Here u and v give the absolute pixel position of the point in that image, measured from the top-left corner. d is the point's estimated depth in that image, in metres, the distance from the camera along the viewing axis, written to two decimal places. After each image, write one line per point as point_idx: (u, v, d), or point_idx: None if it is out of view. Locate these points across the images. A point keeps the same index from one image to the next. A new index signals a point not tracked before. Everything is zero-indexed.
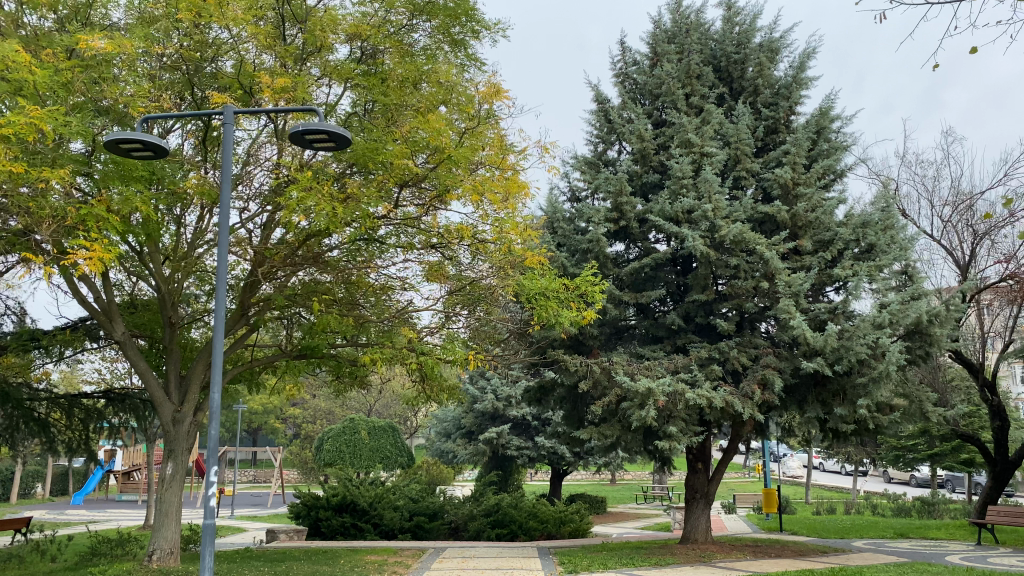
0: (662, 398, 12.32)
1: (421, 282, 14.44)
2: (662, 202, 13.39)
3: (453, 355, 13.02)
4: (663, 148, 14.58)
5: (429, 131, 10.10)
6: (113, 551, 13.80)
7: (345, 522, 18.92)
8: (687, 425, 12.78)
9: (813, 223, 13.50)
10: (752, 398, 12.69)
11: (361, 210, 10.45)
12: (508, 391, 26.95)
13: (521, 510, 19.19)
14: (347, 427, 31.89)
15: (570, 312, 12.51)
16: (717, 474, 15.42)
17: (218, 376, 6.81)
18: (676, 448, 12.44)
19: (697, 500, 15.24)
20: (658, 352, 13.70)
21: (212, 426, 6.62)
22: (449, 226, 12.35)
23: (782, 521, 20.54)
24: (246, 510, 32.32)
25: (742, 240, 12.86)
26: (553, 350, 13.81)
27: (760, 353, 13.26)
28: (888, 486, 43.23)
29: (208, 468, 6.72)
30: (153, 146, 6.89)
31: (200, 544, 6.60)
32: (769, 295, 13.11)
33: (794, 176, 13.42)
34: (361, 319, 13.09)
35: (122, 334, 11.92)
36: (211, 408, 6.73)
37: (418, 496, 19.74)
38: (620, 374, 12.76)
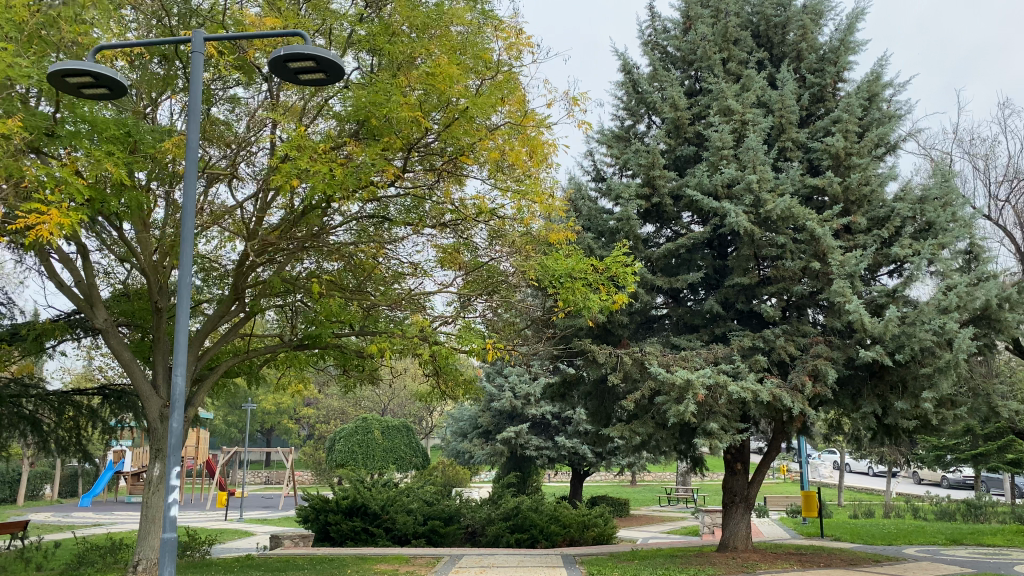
0: (703, 391, 11.05)
1: (434, 268, 13.26)
2: (700, 176, 12.13)
3: (468, 344, 11.84)
4: (698, 119, 13.32)
5: (442, 80, 8.78)
6: (102, 560, 12.69)
7: (355, 525, 17.71)
8: (730, 422, 11.50)
9: (867, 198, 12.18)
10: (802, 391, 11.39)
11: (364, 173, 9.17)
12: (527, 389, 25.84)
13: (543, 514, 17.96)
14: (359, 426, 30.65)
15: (599, 295, 11.26)
16: (758, 476, 14.10)
17: (182, 358, 5.72)
18: (718, 448, 11.16)
19: (737, 505, 13.93)
20: (695, 341, 12.45)
21: (175, 418, 5.50)
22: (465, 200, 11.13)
23: (822, 526, 19.05)
24: (256, 512, 31.29)
25: (789, 216, 11.58)
26: (579, 339, 12.59)
27: (809, 342, 11.96)
28: (921, 488, 41.65)
29: (171, 468, 5.50)
30: (107, 80, 5.74)
31: (159, 559, 5.39)
32: (820, 278, 11.82)
33: (846, 146, 12.12)
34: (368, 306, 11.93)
35: (103, 321, 10.65)
36: (174, 398, 5.59)
37: (433, 499, 18.56)
38: (655, 366, 11.52)
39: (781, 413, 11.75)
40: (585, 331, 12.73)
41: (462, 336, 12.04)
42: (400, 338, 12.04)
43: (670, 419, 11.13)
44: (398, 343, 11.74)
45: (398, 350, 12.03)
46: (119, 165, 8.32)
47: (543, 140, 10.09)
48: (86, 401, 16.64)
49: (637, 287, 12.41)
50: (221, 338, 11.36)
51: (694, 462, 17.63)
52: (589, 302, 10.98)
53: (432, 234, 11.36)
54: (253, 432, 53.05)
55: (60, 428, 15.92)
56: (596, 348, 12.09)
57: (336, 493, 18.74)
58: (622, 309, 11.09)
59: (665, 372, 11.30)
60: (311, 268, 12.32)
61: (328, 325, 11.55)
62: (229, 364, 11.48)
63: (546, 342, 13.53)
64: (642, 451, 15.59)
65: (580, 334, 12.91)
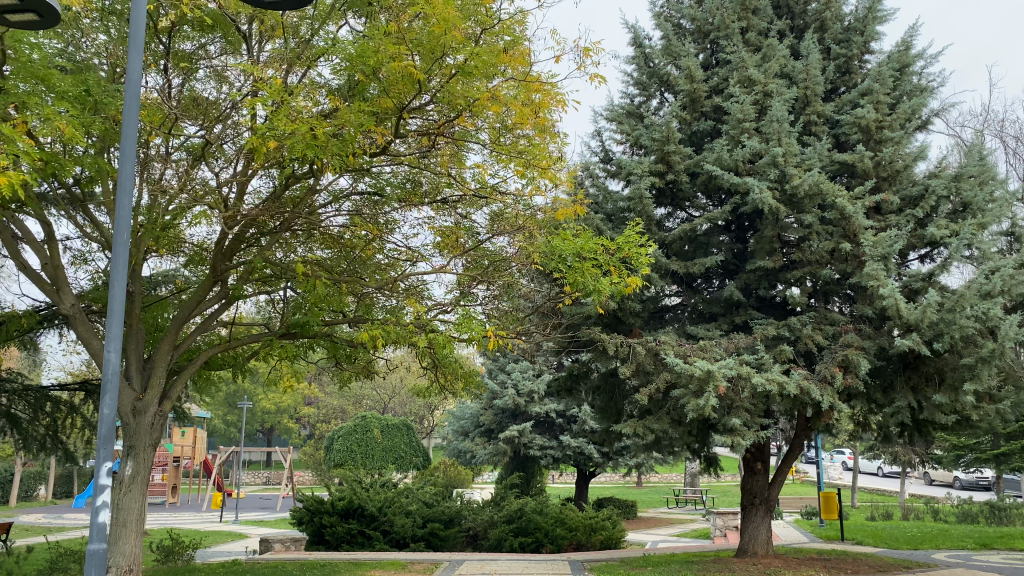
0: (725, 382, 10.15)
1: (432, 253, 12.45)
2: (718, 152, 11.24)
3: (468, 331, 10.95)
4: (715, 93, 12.43)
5: (440, 21, 7.58)
6: (75, 566, 11.78)
7: (351, 528, 16.78)
8: (753, 417, 10.60)
9: (900, 175, 11.27)
10: (832, 383, 10.48)
11: (350, 134, 8.18)
12: (531, 386, 25.00)
13: (548, 516, 17.03)
14: (358, 425, 29.57)
15: (611, 278, 10.32)
16: (779, 476, 13.18)
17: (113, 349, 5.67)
18: (741, 445, 10.24)
19: (757, 507, 13.01)
20: (713, 331, 11.54)
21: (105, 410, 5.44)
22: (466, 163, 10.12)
23: (842, 529, 18.06)
24: (252, 514, 30.40)
25: (817, 193, 10.68)
26: (587, 328, 11.70)
27: (838, 330, 11.05)
28: (934, 490, 40.69)
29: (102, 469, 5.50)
30: (38, 7, 5.08)
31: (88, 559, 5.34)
32: (850, 261, 10.91)
33: (877, 118, 11.21)
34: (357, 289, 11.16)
35: (68, 306, 9.71)
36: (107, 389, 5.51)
37: (432, 500, 17.64)
38: (671, 355, 10.62)
39: (808, 407, 10.84)
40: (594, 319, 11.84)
41: (460, 323, 11.14)
42: (393, 327, 11.17)
43: (688, 414, 10.23)
44: (390, 332, 10.93)
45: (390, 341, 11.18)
46: (73, 125, 7.51)
47: (551, 98, 9.04)
48: (68, 397, 15.79)
49: (651, 271, 11.52)
50: (199, 327, 10.35)
51: (707, 462, 16.68)
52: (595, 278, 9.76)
53: (428, 210, 10.49)
54: (252, 432, 52.20)
55: (40, 425, 15.05)
56: (606, 337, 11.18)
57: (331, 494, 17.86)
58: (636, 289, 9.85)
59: (682, 363, 10.40)
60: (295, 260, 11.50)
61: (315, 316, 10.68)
62: (208, 356, 10.53)
63: (552, 333, 12.64)
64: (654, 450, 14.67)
65: (589, 324, 12.01)
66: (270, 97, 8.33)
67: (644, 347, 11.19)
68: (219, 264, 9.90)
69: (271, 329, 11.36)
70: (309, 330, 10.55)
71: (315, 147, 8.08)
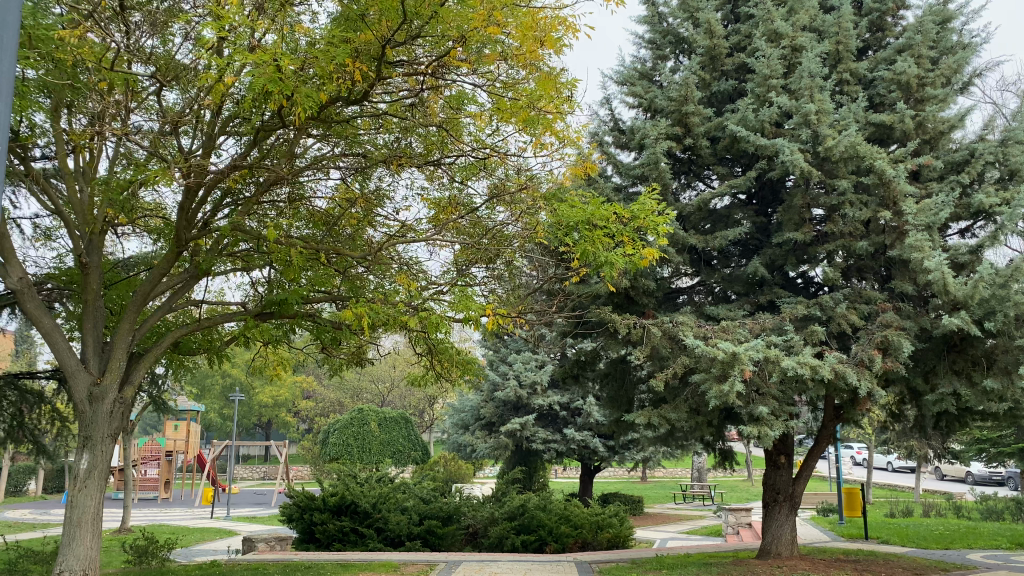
0: (751, 365, 9.07)
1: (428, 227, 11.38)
2: (743, 112, 10.16)
3: (465, 310, 9.86)
4: (737, 51, 11.36)
5: None
6: (33, 569, 10.70)
7: (343, 526, 15.71)
8: (782, 404, 9.53)
9: (945, 137, 10.16)
10: (870, 367, 9.41)
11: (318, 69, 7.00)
12: (533, 377, 23.99)
13: (552, 513, 15.94)
14: (355, 418, 28.69)
15: (625, 249, 9.08)
16: (805, 471, 12.10)
17: None
18: (769, 436, 9.17)
19: (781, 504, 11.94)
20: (736, 310, 10.47)
21: None
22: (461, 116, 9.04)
23: (864, 527, 16.99)
24: (245, 510, 29.36)
25: (853, 155, 9.60)
26: (596, 308, 10.63)
27: (875, 309, 9.98)
28: (947, 485, 39.63)
29: None
30: None
31: None
32: (889, 231, 9.83)
33: (919, 74, 10.11)
34: (339, 255, 10.25)
35: (16, 279, 8.62)
36: None
37: (430, 496, 16.58)
38: (691, 337, 9.55)
39: (843, 394, 9.77)
40: (604, 298, 10.76)
41: (456, 302, 10.05)
42: (382, 306, 10.16)
43: (710, 401, 9.15)
44: (377, 314, 9.91)
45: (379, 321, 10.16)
46: None
47: (555, 32, 7.81)
48: (39, 386, 14.76)
49: (668, 245, 10.44)
50: (164, 305, 9.26)
51: (722, 455, 15.62)
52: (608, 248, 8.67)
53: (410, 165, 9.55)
54: (249, 426, 51.20)
55: (6, 415, 13.99)
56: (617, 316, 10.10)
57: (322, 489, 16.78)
58: (653, 260, 8.78)
59: (704, 345, 9.33)
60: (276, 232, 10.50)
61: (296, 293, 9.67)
62: (176, 336, 9.43)
63: (558, 314, 11.56)
64: (668, 443, 13.59)
65: (598, 303, 10.93)
66: (231, 29, 7.16)
67: (660, 329, 10.11)
68: (185, 232, 8.81)
69: (246, 309, 10.27)
70: (290, 309, 9.55)
71: (279, 87, 6.92)
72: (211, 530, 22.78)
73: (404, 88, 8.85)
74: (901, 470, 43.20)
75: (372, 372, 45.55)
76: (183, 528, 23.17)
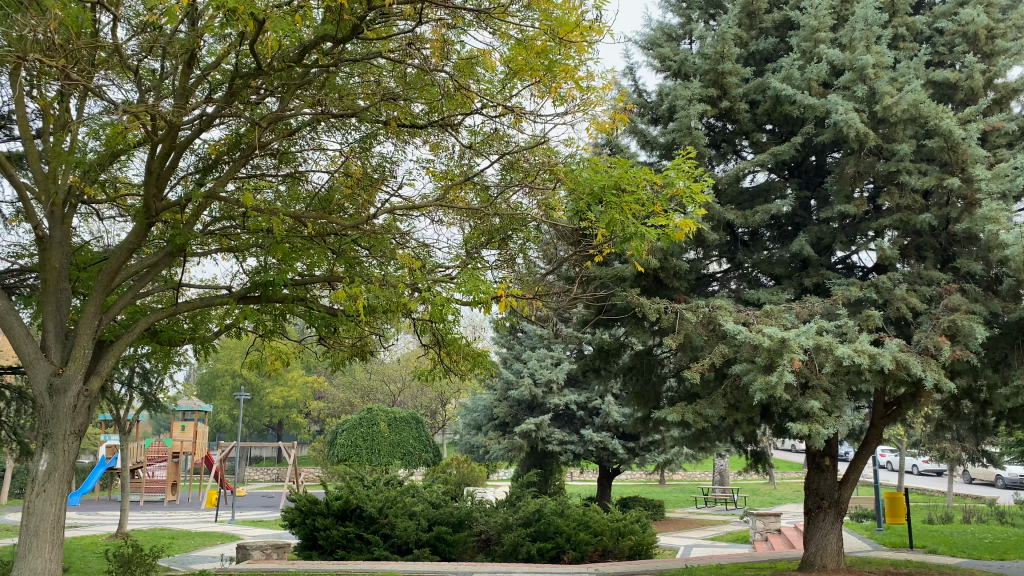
0: (802, 352, 7.95)
1: (434, 202, 10.39)
2: (786, 70, 9.06)
3: (472, 293, 8.79)
4: (778, 7, 10.25)
5: None
6: None
7: (348, 532, 14.62)
8: (834, 398, 8.38)
9: (1017, 97, 9.00)
10: (936, 356, 8.26)
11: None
12: (549, 375, 22.91)
13: (569, 519, 14.81)
14: (363, 418, 27.65)
15: (658, 218, 7.88)
16: (851, 474, 10.92)
17: None
18: (821, 435, 8.04)
19: (825, 511, 10.77)
20: (779, 294, 9.36)
21: None
22: (469, 69, 7.93)
23: (907, 534, 15.75)
24: (250, 514, 28.40)
25: (915, 116, 8.47)
26: (622, 291, 9.52)
27: (938, 292, 8.82)
28: (978, 488, 38.16)
29: None
30: None
31: None
32: (955, 203, 8.69)
33: (987, 25, 8.96)
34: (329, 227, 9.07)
35: None
36: None
37: (439, 501, 15.50)
38: (731, 322, 8.45)
39: (902, 387, 8.64)
40: (630, 281, 9.67)
41: (464, 283, 8.96)
42: (381, 288, 9.07)
43: (754, 395, 8.04)
44: (372, 298, 8.78)
45: (380, 306, 9.09)
46: None
47: None
48: (21, 382, 13.79)
49: (703, 221, 9.33)
50: (134, 285, 8.22)
51: (755, 457, 14.46)
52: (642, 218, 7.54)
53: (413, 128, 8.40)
54: (259, 427, 50.36)
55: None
56: (647, 300, 8.98)
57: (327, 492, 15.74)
58: (694, 232, 7.64)
59: (746, 332, 8.21)
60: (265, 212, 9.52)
61: (287, 273, 8.62)
62: (149, 322, 8.38)
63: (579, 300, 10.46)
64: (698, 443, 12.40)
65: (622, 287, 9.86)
66: None
67: (695, 314, 8.99)
68: (156, 201, 7.72)
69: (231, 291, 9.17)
70: (279, 292, 8.47)
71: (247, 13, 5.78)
72: (212, 535, 21.80)
73: (405, 35, 7.74)
74: (929, 473, 41.73)
75: (383, 372, 44.62)
76: (184, 533, 22.18)
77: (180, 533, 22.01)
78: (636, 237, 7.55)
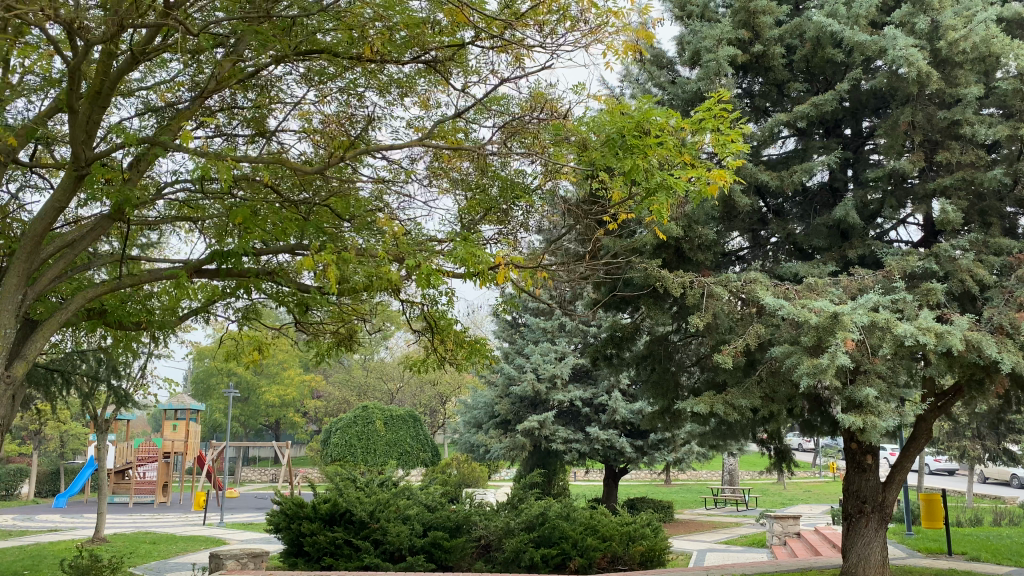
0: (856, 329, 6.73)
1: (424, 166, 9.37)
2: (830, 6, 7.95)
3: (468, 265, 7.18)
4: None
5: None
6: None
7: (336, 538, 13.31)
8: (891, 385, 7.16)
9: None
10: (1012, 335, 7.04)
11: None
12: (552, 370, 21.69)
13: (575, 523, 13.57)
14: (359, 416, 26.41)
15: (688, 169, 6.61)
16: (897, 474, 9.67)
17: None
18: (878, 428, 6.82)
19: (868, 516, 9.52)
20: (821, 266, 8.17)
21: None
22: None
23: (944, 539, 14.47)
24: (241, 516, 27.17)
25: (984, 55, 7.36)
26: (640, 265, 8.29)
27: (1009, 262, 7.61)
28: (994, 488, 36.92)
29: None
30: None
31: None
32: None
33: None
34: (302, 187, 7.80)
35: None
36: None
37: (435, 504, 14.22)
38: (769, 296, 7.24)
39: (969, 373, 7.44)
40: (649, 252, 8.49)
41: (457, 252, 7.32)
42: (360, 258, 7.74)
43: (799, 381, 6.81)
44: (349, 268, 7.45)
45: (360, 281, 7.87)
46: None
47: None
48: None
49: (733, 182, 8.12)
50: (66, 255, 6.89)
51: (779, 455, 13.22)
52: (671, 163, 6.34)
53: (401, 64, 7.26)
54: (255, 427, 49.13)
55: None
56: (670, 272, 7.79)
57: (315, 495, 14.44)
58: (734, 179, 6.45)
59: (789, 307, 6.98)
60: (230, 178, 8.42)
61: (251, 242, 7.40)
62: (86, 298, 7.06)
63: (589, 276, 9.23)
64: (720, 441, 11.15)
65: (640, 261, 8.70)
66: None
67: (726, 287, 7.80)
68: (86, 148, 6.49)
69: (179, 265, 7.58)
70: (240, 264, 7.23)
71: None
72: (196, 541, 20.55)
73: None
74: (942, 472, 40.58)
75: (382, 369, 43.49)
76: (166, 538, 20.93)
77: (162, 538, 20.78)
78: (665, 186, 6.36)
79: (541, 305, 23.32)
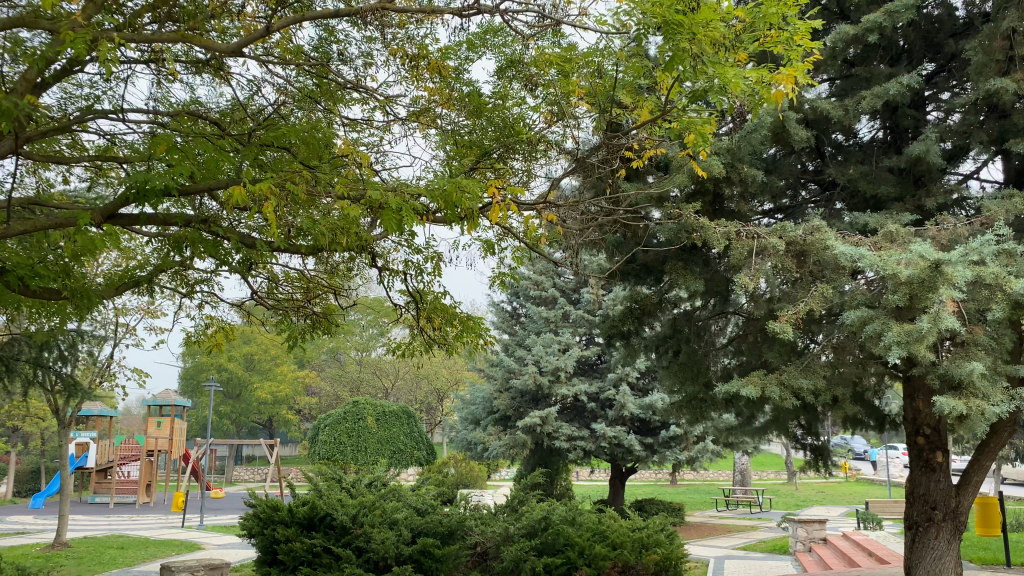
0: (962, 283, 5.20)
1: (406, 98, 8.11)
2: None
3: (448, 203, 5.58)
4: None
5: None
6: None
7: (315, 545, 11.19)
8: (998, 360, 5.64)
9: None
10: None
11: None
12: (556, 362, 20.16)
13: (581, 528, 11.36)
14: (350, 412, 24.86)
15: (742, 62, 5.00)
16: (974, 475, 8.08)
17: None
18: (987, 414, 5.28)
19: (939, 526, 7.93)
20: (895, 216, 6.68)
21: None
22: None
23: (1000, 548, 12.74)
24: (225, 517, 25.60)
25: None
26: (673, 215, 6.76)
27: None
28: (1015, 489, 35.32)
29: None
30: None
31: None
32: None
33: None
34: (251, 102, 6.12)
35: None
36: None
37: (426, 507, 12.07)
38: (842, 245, 5.74)
39: None
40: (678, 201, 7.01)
41: (436, 185, 5.75)
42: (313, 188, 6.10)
43: (886, 351, 5.27)
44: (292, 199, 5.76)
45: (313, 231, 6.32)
46: None
47: None
48: None
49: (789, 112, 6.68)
50: None
51: (816, 454, 11.61)
52: (722, 54, 4.91)
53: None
54: (247, 425, 47.58)
55: None
56: (710, 218, 6.29)
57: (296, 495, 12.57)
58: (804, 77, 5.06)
59: (870, 257, 5.47)
60: (171, 110, 7.06)
61: (177, 177, 5.85)
62: None
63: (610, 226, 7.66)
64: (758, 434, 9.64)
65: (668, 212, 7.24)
66: None
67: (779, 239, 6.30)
68: None
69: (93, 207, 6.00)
70: (158, 205, 5.66)
71: None
72: (170, 545, 18.94)
73: None
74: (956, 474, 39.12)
75: (376, 363, 42.08)
76: (139, 542, 19.38)
77: (133, 542, 19.16)
78: (718, 85, 4.95)
79: (543, 293, 21.81)
